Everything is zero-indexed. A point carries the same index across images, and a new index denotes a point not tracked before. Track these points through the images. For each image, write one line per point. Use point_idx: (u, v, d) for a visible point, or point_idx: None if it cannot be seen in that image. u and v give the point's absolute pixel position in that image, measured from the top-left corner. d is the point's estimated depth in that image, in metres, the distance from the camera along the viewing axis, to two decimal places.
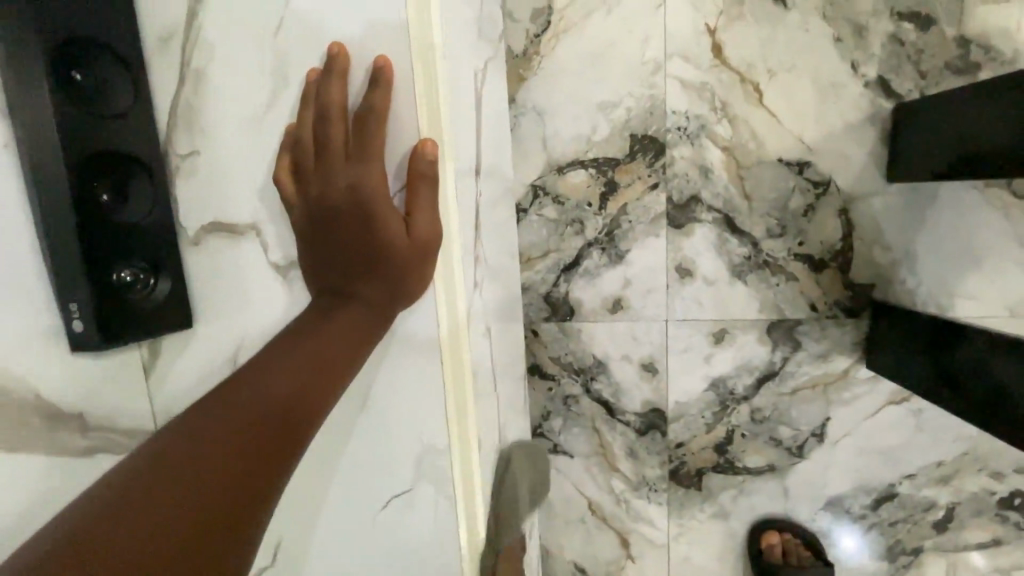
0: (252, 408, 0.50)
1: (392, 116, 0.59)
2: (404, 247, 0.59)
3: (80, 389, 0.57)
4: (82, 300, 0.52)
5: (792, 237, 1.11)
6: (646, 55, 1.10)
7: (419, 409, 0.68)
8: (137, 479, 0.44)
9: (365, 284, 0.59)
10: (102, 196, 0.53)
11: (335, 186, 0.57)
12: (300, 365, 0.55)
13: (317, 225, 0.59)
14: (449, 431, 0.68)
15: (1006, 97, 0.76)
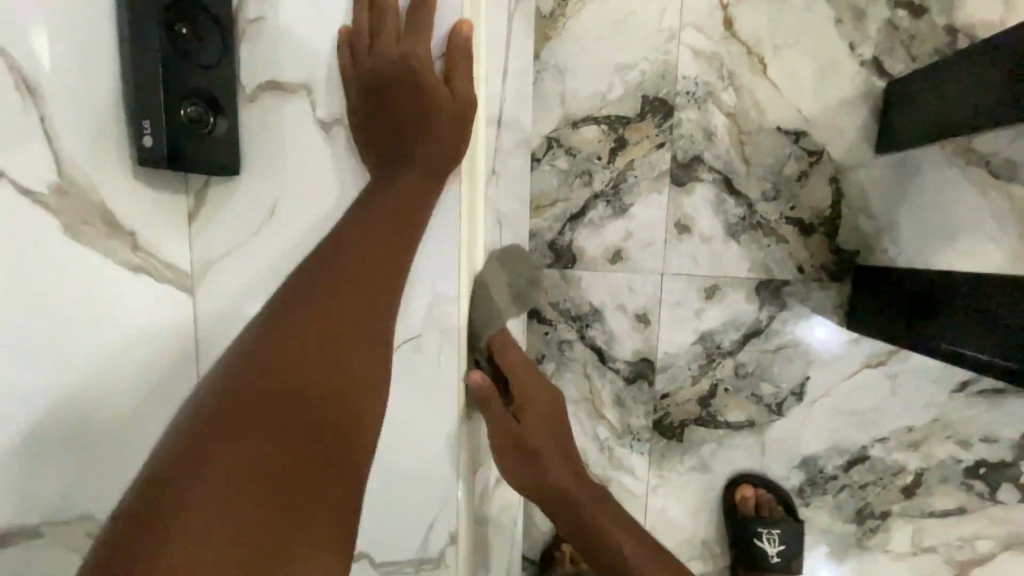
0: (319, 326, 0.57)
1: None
2: (445, 109, 0.68)
3: (135, 207, 0.65)
4: (154, 117, 0.61)
5: (786, 201, 1.18)
6: (663, 24, 1.19)
7: (435, 266, 0.74)
8: (227, 404, 0.50)
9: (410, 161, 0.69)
10: (182, 31, 0.61)
11: (388, 62, 0.66)
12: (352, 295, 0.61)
13: (371, 102, 0.68)
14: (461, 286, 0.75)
15: (979, 60, 0.85)
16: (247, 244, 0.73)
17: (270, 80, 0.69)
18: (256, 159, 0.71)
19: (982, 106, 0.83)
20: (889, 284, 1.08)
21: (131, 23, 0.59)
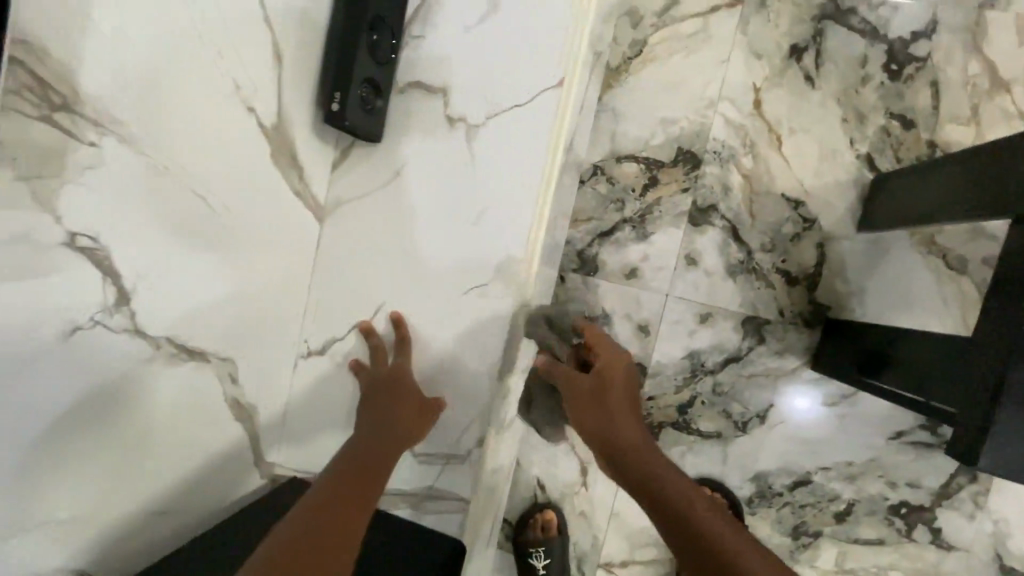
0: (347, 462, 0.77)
1: (556, 41, 0.91)
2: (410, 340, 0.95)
3: (308, 148, 0.89)
4: (347, 90, 0.86)
5: (778, 255, 1.43)
6: (705, 94, 1.46)
7: (514, 228, 0.94)
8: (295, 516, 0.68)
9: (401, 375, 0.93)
10: (375, 36, 0.86)
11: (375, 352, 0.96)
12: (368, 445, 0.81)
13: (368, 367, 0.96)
14: (528, 247, 0.93)
15: (948, 167, 1.10)
16: (371, 194, 0.96)
17: (419, 79, 0.94)
18: (393, 134, 0.95)
19: (948, 201, 1.07)
20: (853, 337, 1.31)
21: (345, 24, 0.85)
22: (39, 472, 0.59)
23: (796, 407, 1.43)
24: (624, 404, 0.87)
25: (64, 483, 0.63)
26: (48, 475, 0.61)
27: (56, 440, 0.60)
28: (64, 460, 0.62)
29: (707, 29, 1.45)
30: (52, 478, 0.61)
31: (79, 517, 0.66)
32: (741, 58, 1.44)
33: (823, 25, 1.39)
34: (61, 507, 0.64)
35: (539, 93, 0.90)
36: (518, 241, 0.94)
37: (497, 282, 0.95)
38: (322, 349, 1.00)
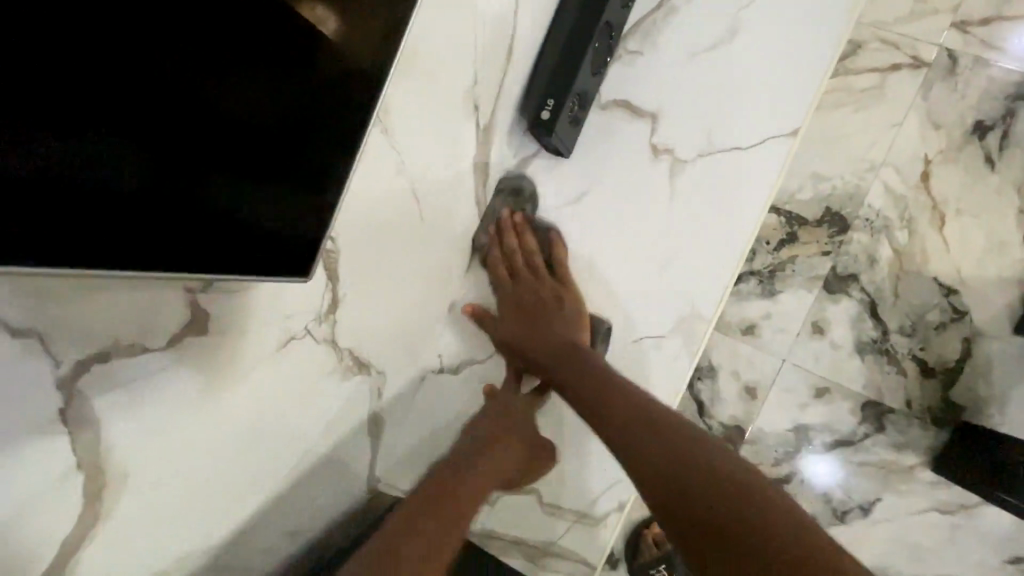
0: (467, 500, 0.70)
1: (795, 88, 0.83)
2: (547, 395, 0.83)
3: (499, 152, 0.81)
4: (559, 100, 0.77)
5: (917, 341, 1.32)
6: (868, 155, 1.35)
7: (706, 276, 0.84)
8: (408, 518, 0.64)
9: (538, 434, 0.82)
10: (597, 44, 0.77)
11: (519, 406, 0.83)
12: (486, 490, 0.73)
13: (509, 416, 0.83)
14: (719, 302, 0.84)
15: None
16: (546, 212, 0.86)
17: (627, 98, 0.85)
18: (585, 151, 0.85)
19: None
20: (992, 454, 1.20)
21: (572, 30, 0.77)
22: (200, 503, 0.54)
23: (817, 475, 1.37)
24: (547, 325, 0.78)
25: (223, 510, 0.57)
26: (209, 512, 0.55)
27: (216, 471, 0.55)
28: (234, 487, 0.57)
29: (883, 87, 1.35)
30: (215, 502, 0.56)
31: (235, 548, 0.60)
32: (914, 125, 1.33)
33: (1017, 105, 1.28)
34: (221, 538, 0.58)
35: (765, 141, 0.82)
36: (709, 292, 0.84)
37: (676, 334, 0.85)
38: (454, 368, 0.86)
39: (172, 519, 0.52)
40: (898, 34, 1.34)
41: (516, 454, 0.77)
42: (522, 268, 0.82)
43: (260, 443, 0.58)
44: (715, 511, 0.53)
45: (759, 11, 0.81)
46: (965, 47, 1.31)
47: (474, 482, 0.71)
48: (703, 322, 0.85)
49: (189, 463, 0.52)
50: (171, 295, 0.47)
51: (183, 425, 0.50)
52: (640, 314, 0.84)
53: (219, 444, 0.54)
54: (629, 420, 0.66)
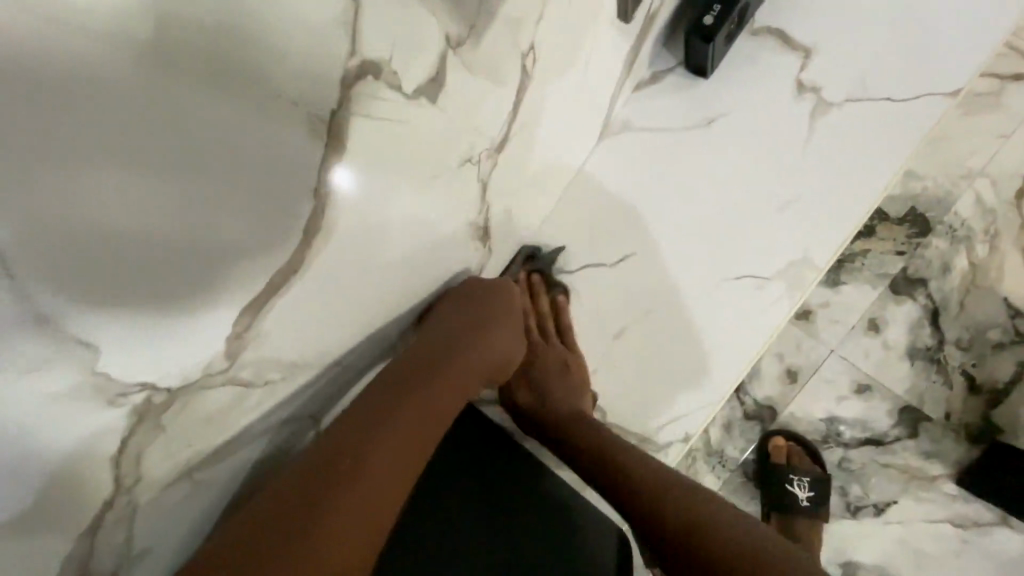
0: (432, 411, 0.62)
1: (966, 50, 0.78)
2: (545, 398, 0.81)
3: (640, 53, 0.79)
4: (724, 6, 0.74)
5: (972, 356, 1.31)
6: (967, 162, 1.31)
7: (825, 225, 0.81)
8: (367, 416, 0.58)
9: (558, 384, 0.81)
10: None
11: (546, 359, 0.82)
12: (453, 387, 0.66)
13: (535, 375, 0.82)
14: (831, 255, 0.81)
15: None
16: (670, 132, 0.84)
17: (783, 28, 0.81)
18: (724, 75, 0.83)
19: None
20: None
21: None
22: (330, 334, 0.49)
23: None
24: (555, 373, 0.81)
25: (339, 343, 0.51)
26: (339, 343, 0.51)
27: (358, 307, 0.51)
28: (368, 305, 0.52)
29: (999, 95, 1.30)
30: (346, 335, 0.52)
31: (339, 367, 0.56)
32: (1022, 140, 1.30)
33: None
34: (340, 353, 0.54)
35: (921, 95, 0.78)
36: (825, 244, 0.81)
37: (779, 280, 0.83)
38: (541, 276, 0.86)
39: (317, 325, 0.46)
40: None
41: (498, 348, 0.73)
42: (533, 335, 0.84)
43: (399, 270, 0.54)
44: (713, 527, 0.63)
45: None
46: None
47: (460, 377, 0.67)
48: (810, 271, 0.82)
49: (352, 258, 0.45)
50: (427, 38, 0.39)
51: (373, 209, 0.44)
52: (742, 253, 0.83)
53: (382, 253, 0.49)
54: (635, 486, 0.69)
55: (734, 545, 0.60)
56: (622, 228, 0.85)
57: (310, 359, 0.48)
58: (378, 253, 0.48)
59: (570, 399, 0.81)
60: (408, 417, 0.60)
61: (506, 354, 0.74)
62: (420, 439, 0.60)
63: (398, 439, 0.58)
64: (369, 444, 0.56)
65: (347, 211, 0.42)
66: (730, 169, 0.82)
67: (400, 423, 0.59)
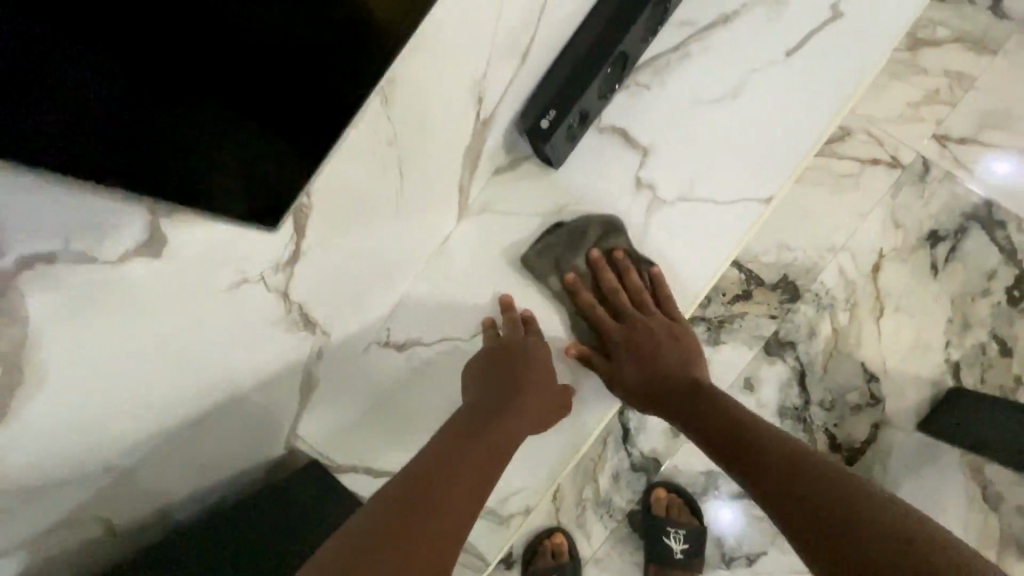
0: (493, 447, 0.69)
1: (782, 156, 0.85)
2: (664, 331, 0.85)
3: (491, 149, 0.84)
4: (561, 110, 0.79)
5: (833, 417, 1.41)
6: (832, 236, 1.43)
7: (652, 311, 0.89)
8: (444, 454, 0.65)
9: (669, 351, 0.84)
10: (608, 69, 0.80)
11: (651, 340, 0.85)
12: (508, 430, 0.73)
13: (637, 342, 0.85)
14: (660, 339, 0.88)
15: None
16: (520, 216, 0.90)
17: (625, 127, 0.88)
18: (572, 167, 0.89)
19: None
20: None
21: (587, 52, 0.79)
22: (110, 432, 0.52)
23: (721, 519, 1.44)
24: (656, 334, 0.85)
25: (127, 441, 0.55)
26: (132, 439, 0.55)
27: (145, 403, 0.54)
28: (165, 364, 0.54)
29: (860, 177, 1.43)
30: (135, 429, 0.55)
31: (167, 441, 0.60)
32: (879, 218, 1.42)
33: (969, 223, 1.39)
34: (149, 430, 0.56)
35: (740, 199, 0.85)
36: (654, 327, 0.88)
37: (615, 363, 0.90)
38: (401, 345, 0.91)
39: (78, 429, 0.49)
40: (884, 132, 1.43)
41: (544, 384, 0.80)
42: (626, 306, 0.87)
43: (196, 321, 0.54)
44: (815, 494, 0.60)
45: (764, 78, 0.85)
46: (940, 159, 1.41)
47: (516, 419, 0.74)
48: None
49: (107, 359, 0.48)
50: (127, 216, 0.43)
51: (96, 311, 0.45)
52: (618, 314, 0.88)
53: (131, 329, 0.48)
54: (739, 445, 0.71)
55: (852, 548, 0.52)
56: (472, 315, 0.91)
57: (94, 447, 0.51)
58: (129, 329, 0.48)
59: (682, 363, 0.84)
60: (472, 462, 0.66)
61: (546, 399, 0.80)
62: (478, 489, 0.64)
63: (469, 484, 0.63)
64: (444, 476, 0.62)
65: (55, 351, 0.43)
66: (568, 255, 0.88)
67: (471, 456, 0.66)
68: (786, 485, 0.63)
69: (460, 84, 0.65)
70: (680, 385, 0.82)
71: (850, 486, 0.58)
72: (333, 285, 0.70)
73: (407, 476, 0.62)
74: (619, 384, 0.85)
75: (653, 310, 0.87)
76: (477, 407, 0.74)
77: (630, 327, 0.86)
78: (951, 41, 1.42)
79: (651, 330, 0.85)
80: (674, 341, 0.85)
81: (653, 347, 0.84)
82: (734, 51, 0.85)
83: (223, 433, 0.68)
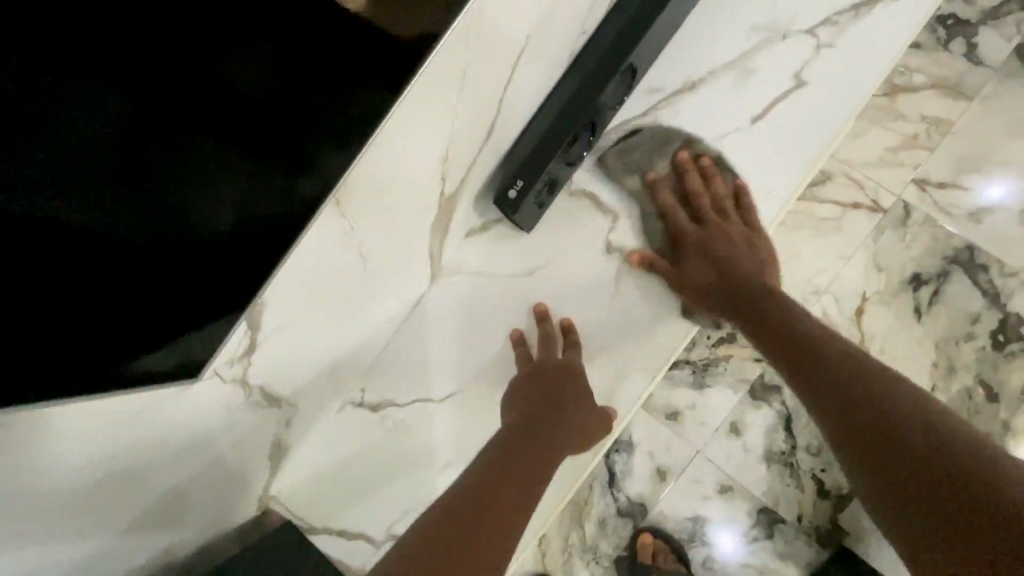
0: (515, 496, 0.79)
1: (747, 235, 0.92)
2: (744, 228, 0.91)
3: (463, 217, 0.85)
4: (529, 180, 0.81)
5: (820, 462, 1.40)
6: (816, 279, 1.43)
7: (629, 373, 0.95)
8: (475, 504, 0.76)
9: (740, 256, 0.90)
10: (575, 139, 0.80)
11: (722, 248, 0.90)
12: (526, 477, 0.81)
13: (710, 243, 0.91)
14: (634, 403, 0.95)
15: None
16: (494, 277, 0.90)
17: (595, 191, 0.90)
18: (545, 229, 0.89)
19: None
20: None
21: (553, 123, 0.81)
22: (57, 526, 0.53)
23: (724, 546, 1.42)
24: (728, 241, 0.91)
25: (76, 532, 0.56)
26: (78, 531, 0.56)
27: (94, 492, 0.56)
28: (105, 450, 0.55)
29: (841, 221, 1.43)
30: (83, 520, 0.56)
31: (131, 524, 0.61)
32: (861, 261, 1.42)
33: (951, 267, 1.39)
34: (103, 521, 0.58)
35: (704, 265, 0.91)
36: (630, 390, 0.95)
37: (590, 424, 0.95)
38: (375, 406, 0.89)
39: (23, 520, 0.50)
40: (864, 176, 1.44)
41: (560, 432, 0.87)
42: (706, 208, 0.91)
43: (134, 406, 0.56)
44: (871, 403, 0.65)
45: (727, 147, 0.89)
46: (920, 203, 1.42)
47: (532, 470, 0.83)
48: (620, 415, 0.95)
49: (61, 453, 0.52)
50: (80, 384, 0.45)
51: (45, 423, 0.49)
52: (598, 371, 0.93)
53: (60, 428, 0.51)
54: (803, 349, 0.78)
55: (897, 448, 0.59)
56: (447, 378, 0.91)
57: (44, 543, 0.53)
58: (58, 430, 0.50)
59: (751, 268, 0.90)
60: (500, 511, 0.76)
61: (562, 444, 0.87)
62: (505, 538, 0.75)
63: (499, 534, 0.74)
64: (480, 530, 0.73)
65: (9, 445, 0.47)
66: (651, 156, 0.90)
67: (497, 509, 0.76)
68: (843, 389, 0.69)
69: (425, 167, 0.69)
70: (755, 287, 0.88)
71: (924, 398, 0.63)
72: (308, 360, 0.72)
73: (443, 523, 0.74)
74: (687, 288, 0.92)
75: (733, 215, 0.91)
76: (503, 457, 0.83)
77: (709, 230, 0.91)
78: (927, 87, 1.44)
79: (723, 236, 0.91)
80: (748, 244, 0.91)
81: (723, 247, 0.90)
82: (701, 118, 0.88)
83: (197, 504, 0.70)
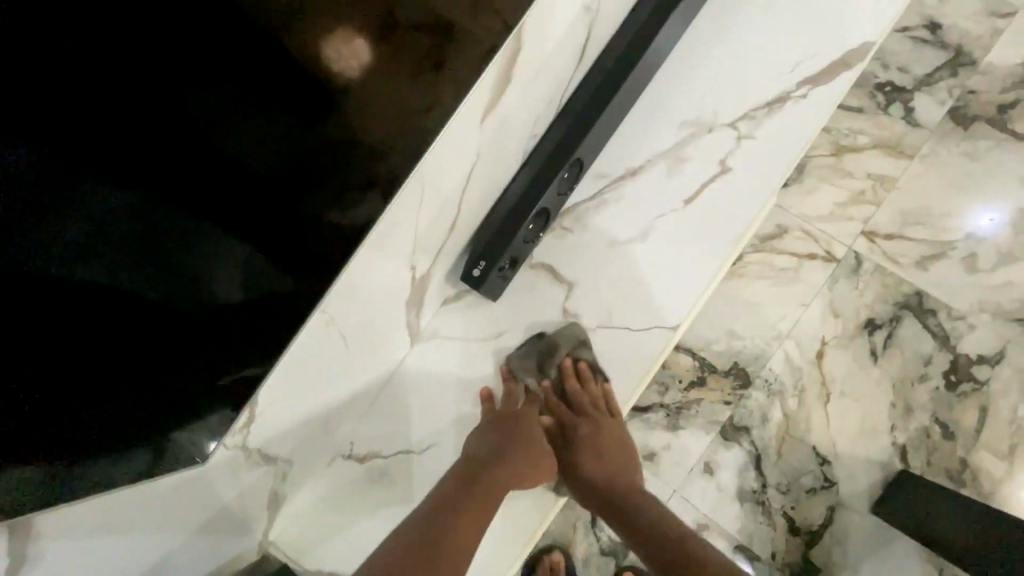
0: (478, 515, 0.85)
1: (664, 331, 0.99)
2: (610, 426, 1.04)
3: (438, 289, 0.99)
4: (490, 260, 0.94)
5: (790, 499, 1.47)
6: (778, 325, 1.53)
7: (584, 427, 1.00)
8: (441, 518, 0.82)
9: (609, 453, 1.04)
10: (531, 224, 0.94)
11: (599, 442, 1.03)
12: (487, 500, 0.88)
13: (590, 440, 1.03)
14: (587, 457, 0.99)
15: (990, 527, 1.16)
16: (465, 340, 1.04)
17: (552, 263, 1.03)
18: (510, 299, 1.03)
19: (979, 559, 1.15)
20: None
21: (511, 210, 0.94)
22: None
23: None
24: (602, 442, 1.04)
25: None
26: None
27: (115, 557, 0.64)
28: (119, 531, 0.63)
29: (799, 270, 1.55)
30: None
31: None
32: (819, 308, 1.53)
33: (902, 312, 1.50)
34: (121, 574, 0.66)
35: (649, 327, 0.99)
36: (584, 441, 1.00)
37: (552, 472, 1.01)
38: (363, 457, 1.01)
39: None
40: (817, 229, 1.56)
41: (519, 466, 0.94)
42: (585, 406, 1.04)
43: (143, 487, 0.64)
44: None
45: (666, 223, 1.00)
46: (870, 254, 1.53)
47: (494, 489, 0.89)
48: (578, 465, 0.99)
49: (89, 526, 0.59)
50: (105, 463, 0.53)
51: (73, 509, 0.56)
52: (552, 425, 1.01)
53: (92, 516, 0.59)
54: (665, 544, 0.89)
55: None
56: (424, 432, 1.01)
57: None
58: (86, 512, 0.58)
59: (622, 463, 1.03)
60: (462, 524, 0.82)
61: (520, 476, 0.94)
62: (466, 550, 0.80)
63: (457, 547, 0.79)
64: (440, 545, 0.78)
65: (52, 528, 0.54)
66: (647, 200, 1.01)
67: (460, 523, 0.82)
68: None
69: (399, 259, 0.81)
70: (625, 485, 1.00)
71: None
72: (300, 424, 0.84)
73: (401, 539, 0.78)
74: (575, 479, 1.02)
75: (607, 415, 1.05)
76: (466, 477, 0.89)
77: (590, 428, 1.04)
78: (870, 147, 1.57)
79: (595, 434, 1.04)
80: (620, 440, 1.05)
81: (605, 445, 1.04)
82: (641, 201, 1.02)
83: (203, 555, 0.79)
